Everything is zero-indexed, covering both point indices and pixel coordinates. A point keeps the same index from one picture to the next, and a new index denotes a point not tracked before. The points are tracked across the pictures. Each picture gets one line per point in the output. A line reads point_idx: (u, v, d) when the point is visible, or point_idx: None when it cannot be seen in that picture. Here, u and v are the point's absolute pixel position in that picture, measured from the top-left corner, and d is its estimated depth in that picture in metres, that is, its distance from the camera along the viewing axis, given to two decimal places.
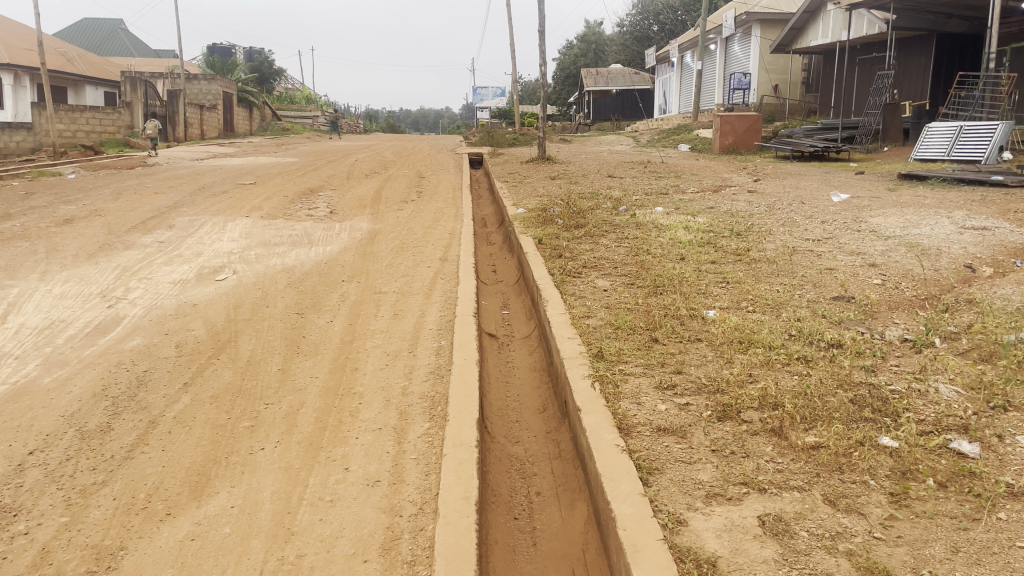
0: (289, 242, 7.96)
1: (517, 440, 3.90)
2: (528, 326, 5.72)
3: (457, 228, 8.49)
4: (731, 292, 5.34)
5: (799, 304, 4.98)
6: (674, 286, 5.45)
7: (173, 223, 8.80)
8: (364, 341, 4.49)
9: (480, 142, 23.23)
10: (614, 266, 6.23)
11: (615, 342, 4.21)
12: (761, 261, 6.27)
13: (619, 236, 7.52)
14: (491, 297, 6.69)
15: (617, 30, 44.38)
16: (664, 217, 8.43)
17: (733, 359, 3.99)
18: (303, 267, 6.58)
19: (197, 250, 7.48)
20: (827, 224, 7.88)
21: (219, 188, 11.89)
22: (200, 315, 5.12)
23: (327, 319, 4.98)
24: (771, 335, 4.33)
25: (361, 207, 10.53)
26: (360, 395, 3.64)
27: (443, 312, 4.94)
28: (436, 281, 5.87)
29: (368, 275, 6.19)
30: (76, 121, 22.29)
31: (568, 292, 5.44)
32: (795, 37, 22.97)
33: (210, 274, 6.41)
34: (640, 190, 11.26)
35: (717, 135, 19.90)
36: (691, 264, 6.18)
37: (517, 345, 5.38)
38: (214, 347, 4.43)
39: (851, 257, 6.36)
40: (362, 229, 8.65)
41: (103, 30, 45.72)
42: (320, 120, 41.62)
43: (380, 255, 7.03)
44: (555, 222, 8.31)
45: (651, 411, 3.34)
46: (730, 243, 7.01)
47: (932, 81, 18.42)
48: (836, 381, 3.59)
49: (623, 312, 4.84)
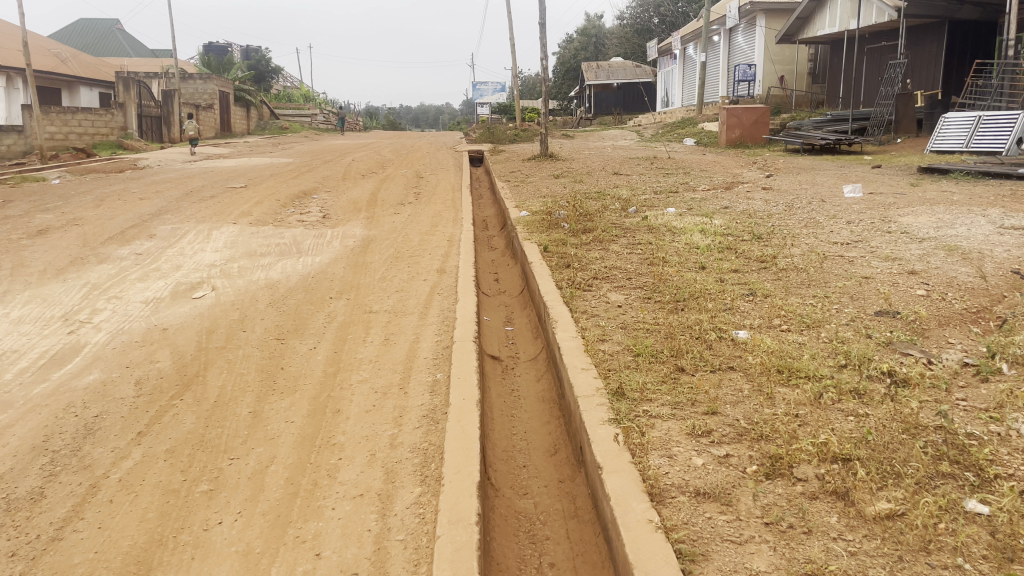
0: (276, 252, 7.42)
1: (525, 492, 3.36)
2: (535, 346, 5.17)
3: (456, 235, 7.93)
4: (759, 308, 4.79)
5: (839, 323, 4.44)
6: (696, 301, 4.91)
7: (154, 232, 8.27)
8: (350, 374, 3.95)
9: (480, 139, 22.68)
10: (628, 277, 5.68)
11: (637, 375, 3.66)
12: (788, 269, 5.72)
13: (630, 241, 6.97)
14: (493, 311, 6.14)
15: (617, 22, 43.77)
16: (678, 219, 7.88)
17: (774, 395, 3.44)
18: (289, 281, 6.03)
19: (175, 263, 6.94)
20: (854, 224, 7.31)
21: (208, 192, 11.35)
22: (168, 342, 4.58)
23: (310, 346, 4.44)
24: (813, 363, 3.78)
25: (356, 211, 9.98)
26: (341, 447, 3.10)
27: (439, 337, 4.40)
28: (433, 298, 5.32)
29: (358, 290, 5.65)
30: (68, 122, 21.76)
31: (578, 309, 4.89)
32: (802, 27, 22.10)
33: (187, 291, 5.88)
34: (649, 188, 10.69)
35: (724, 128, 19.33)
36: (711, 274, 5.63)
37: (522, 370, 4.84)
38: (180, 384, 3.89)
39: (887, 263, 5.79)
40: (355, 236, 8.11)
41: (98, 30, 45.15)
42: (318, 118, 41.08)
43: (373, 267, 6.47)
44: (560, 226, 7.76)
45: (685, 468, 2.80)
46: (752, 248, 6.46)
47: (944, 70, 17.79)
48: (901, 425, 3.03)
49: (642, 335, 4.28)
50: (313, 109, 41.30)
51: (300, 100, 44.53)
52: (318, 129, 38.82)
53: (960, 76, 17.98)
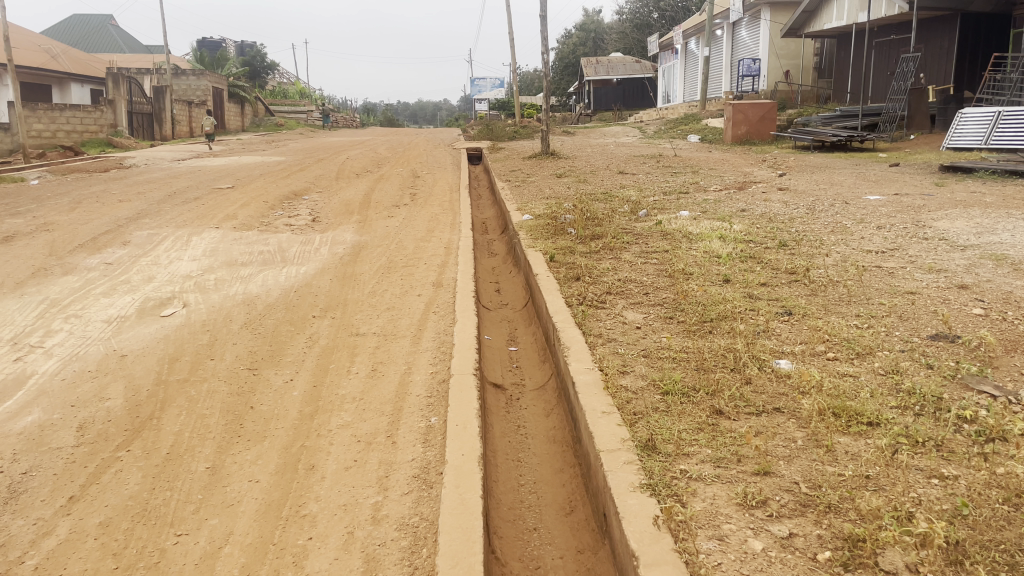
0: (258, 261, 6.84)
1: (536, 566, 2.79)
2: (543, 371, 4.59)
3: (455, 241, 7.37)
4: (798, 332, 4.22)
5: (893, 351, 3.88)
6: (726, 322, 4.34)
7: (129, 238, 7.69)
8: (330, 417, 3.37)
9: (478, 136, 22.05)
10: (645, 291, 5.11)
11: (668, 421, 3.08)
12: (823, 282, 5.14)
13: (644, 249, 6.39)
14: (494, 329, 5.57)
15: (617, 17, 43.10)
16: (693, 223, 7.32)
17: (834, 448, 2.87)
18: (269, 296, 5.46)
19: (147, 274, 6.36)
20: (887, 230, 6.74)
21: (192, 193, 10.79)
22: (125, 372, 4.00)
23: (285, 379, 3.86)
24: (875, 405, 3.20)
25: (348, 213, 9.41)
26: (313, 521, 2.54)
27: (434, 368, 3.83)
28: (428, 318, 4.75)
29: (345, 308, 5.08)
30: (56, 120, 21.09)
31: (592, 332, 4.31)
32: (808, 21, 21.51)
33: (155, 308, 5.30)
34: (658, 189, 10.11)
35: (729, 125, 18.75)
36: (737, 288, 5.07)
37: (528, 402, 4.27)
38: (128, 430, 3.30)
39: (931, 276, 5.22)
40: (345, 243, 7.53)
41: (91, 25, 44.52)
42: (314, 115, 40.41)
43: (362, 279, 5.89)
44: (567, 232, 7.18)
45: (742, 558, 2.22)
46: (778, 258, 5.89)
47: (956, 64, 17.14)
48: (1001, 493, 2.47)
49: (668, 365, 3.71)
50: (309, 105, 40.67)
51: (296, 96, 43.87)
52: (313, 126, 38.15)
53: (973, 70, 17.30)
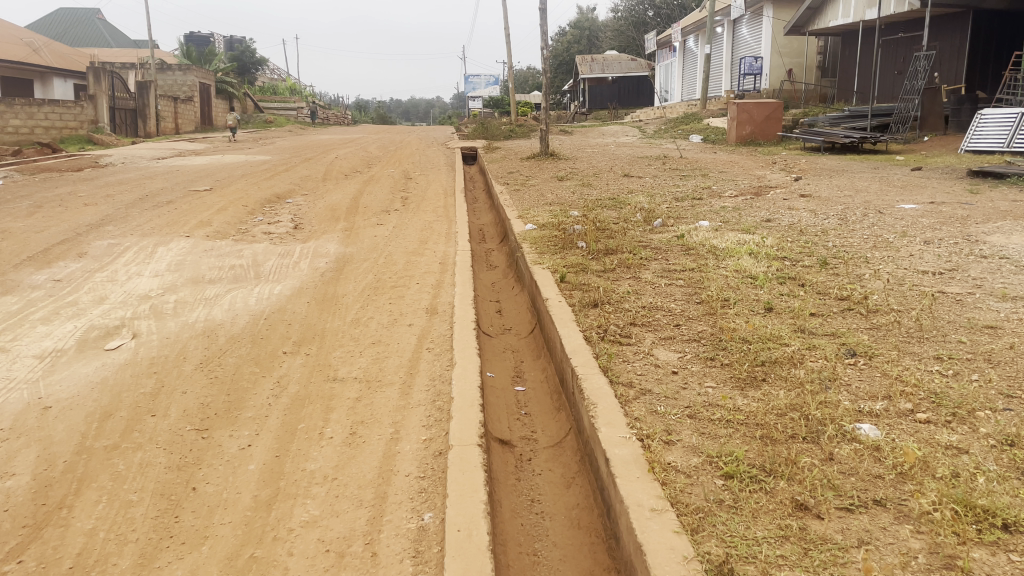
0: (228, 277, 6.05)
1: None
2: (558, 423, 3.82)
3: (451, 255, 6.61)
4: (872, 381, 3.47)
5: (1000, 410, 3.12)
6: (784, 370, 3.58)
7: (86, 249, 6.89)
8: (292, 507, 2.61)
9: (472, 135, 20.82)
10: (675, 323, 4.35)
11: (740, 525, 2.33)
12: (884, 312, 4.40)
13: (666, 267, 5.64)
14: (497, 362, 4.80)
15: (612, 15, 42.34)
16: (715, 236, 6.57)
17: (973, 571, 2.10)
18: (234, 325, 4.66)
19: (99, 294, 5.57)
20: (935, 245, 6.01)
21: (165, 197, 9.97)
22: (41, 432, 3.22)
23: (242, 446, 3.09)
24: (1007, 497, 2.44)
25: (333, 220, 8.63)
26: None
27: (429, 431, 3.06)
28: (422, 356, 3.97)
29: (323, 341, 4.30)
30: (34, 115, 19.76)
31: (621, 379, 3.53)
32: (812, 18, 20.75)
33: (100, 339, 4.51)
34: (669, 195, 9.33)
35: (734, 125, 17.96)
36: (786, 321, 4.32)
37: (542, 466, 3.50)
38: (26, 528, 2.55)
39: (1008, 305, 4.46)
40: (328, 256, 6.73)
41: (77, 19, 43.43)
42: (303, 112, 39.48)
43: (345, 302, 5.12)
44: (576, 246, 6.41)
45: None
46: (822, 279, 5.15)
47: (968, 63, 16.43)
48: None
49: (725, 433, 2.94)
50: (299, 102, 39.73)
51: (286, 92, 42.85)
52: (303, 123, 37.22)
53: (986, 69, 16.59)
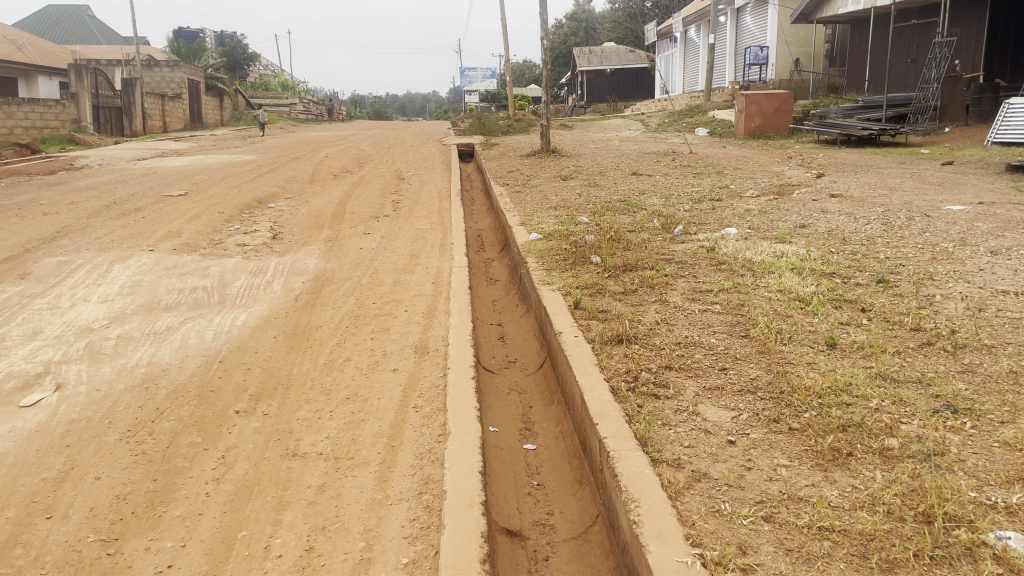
0: (188, 302, 5.22)
1: None
2: (582, 507, 2.98)
3: (445, 271, 5.79)
4: (997, 456, 2.63)
5: None
6: (877, 441, 2.75)
7: (31, 269, 6.03)
8: None
9: (469, 129, 20.19)
10: (720, 367, 3.53)
11: None
12: (975, 350, 3.57)
13: (696, 287, 4.81)
14: (501, 410, 3.96)
15: (611, 6, 41.41)
16: (748, 246, 5.75)
17: None
18: (182, 370, 3.84)
19: (33, 327, 4.74)
20: (1005, 256, 5.20)
21: (134, 204, 9.10)
22: None
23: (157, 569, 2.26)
24: None
25: (316, 228, 7.81)
26: None
27: (412, 549, 2.24)
28: (408, 419, 3.14)
29: (287, 395, 3.48)
30: (13, 115, 18.81)
31: (665, 458, 2.71)
32: (819, 6, 19.91)
33: (15, 393, 3.67)
34: (687, 195, 8.51)
35: (741, 117, 17.11)
36: (859, 363, 3.49)
37: (564, 569, 2.68)
38: None
39: None
40: (306, 274, 5.91)
41: (65, 15, 42.38)
42: (297, 108, 38.53)
43: (321, 336, 4.29)
44: (589, 261, 5.59)
45: None
46: (886, 302, 4.33)
47: (986, 50, 15.47)
48: None
49: (825, 559, 2.10)
50: (292, 98, 38.76)
51: (279, 88, 41.90)
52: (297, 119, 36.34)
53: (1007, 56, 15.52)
